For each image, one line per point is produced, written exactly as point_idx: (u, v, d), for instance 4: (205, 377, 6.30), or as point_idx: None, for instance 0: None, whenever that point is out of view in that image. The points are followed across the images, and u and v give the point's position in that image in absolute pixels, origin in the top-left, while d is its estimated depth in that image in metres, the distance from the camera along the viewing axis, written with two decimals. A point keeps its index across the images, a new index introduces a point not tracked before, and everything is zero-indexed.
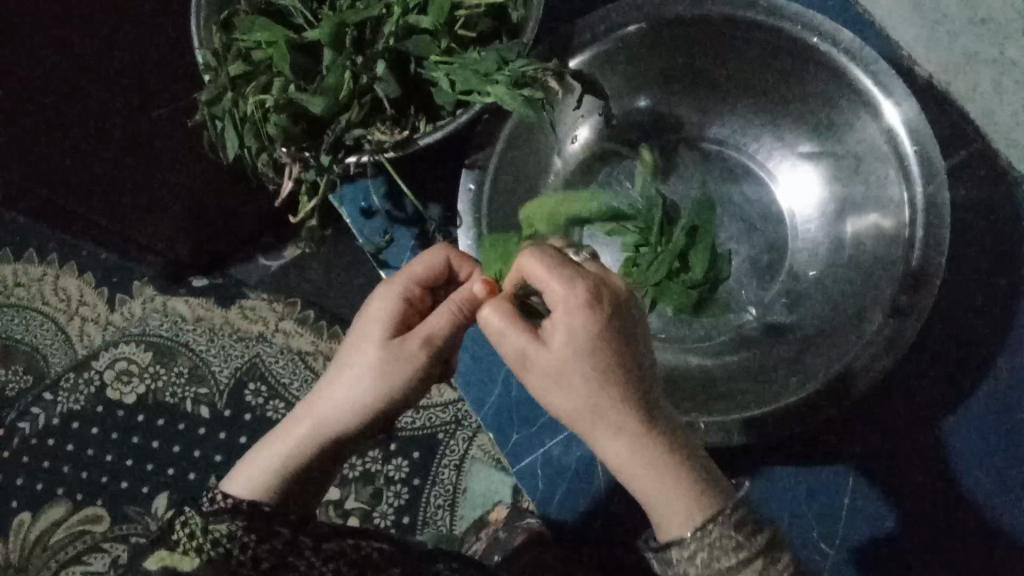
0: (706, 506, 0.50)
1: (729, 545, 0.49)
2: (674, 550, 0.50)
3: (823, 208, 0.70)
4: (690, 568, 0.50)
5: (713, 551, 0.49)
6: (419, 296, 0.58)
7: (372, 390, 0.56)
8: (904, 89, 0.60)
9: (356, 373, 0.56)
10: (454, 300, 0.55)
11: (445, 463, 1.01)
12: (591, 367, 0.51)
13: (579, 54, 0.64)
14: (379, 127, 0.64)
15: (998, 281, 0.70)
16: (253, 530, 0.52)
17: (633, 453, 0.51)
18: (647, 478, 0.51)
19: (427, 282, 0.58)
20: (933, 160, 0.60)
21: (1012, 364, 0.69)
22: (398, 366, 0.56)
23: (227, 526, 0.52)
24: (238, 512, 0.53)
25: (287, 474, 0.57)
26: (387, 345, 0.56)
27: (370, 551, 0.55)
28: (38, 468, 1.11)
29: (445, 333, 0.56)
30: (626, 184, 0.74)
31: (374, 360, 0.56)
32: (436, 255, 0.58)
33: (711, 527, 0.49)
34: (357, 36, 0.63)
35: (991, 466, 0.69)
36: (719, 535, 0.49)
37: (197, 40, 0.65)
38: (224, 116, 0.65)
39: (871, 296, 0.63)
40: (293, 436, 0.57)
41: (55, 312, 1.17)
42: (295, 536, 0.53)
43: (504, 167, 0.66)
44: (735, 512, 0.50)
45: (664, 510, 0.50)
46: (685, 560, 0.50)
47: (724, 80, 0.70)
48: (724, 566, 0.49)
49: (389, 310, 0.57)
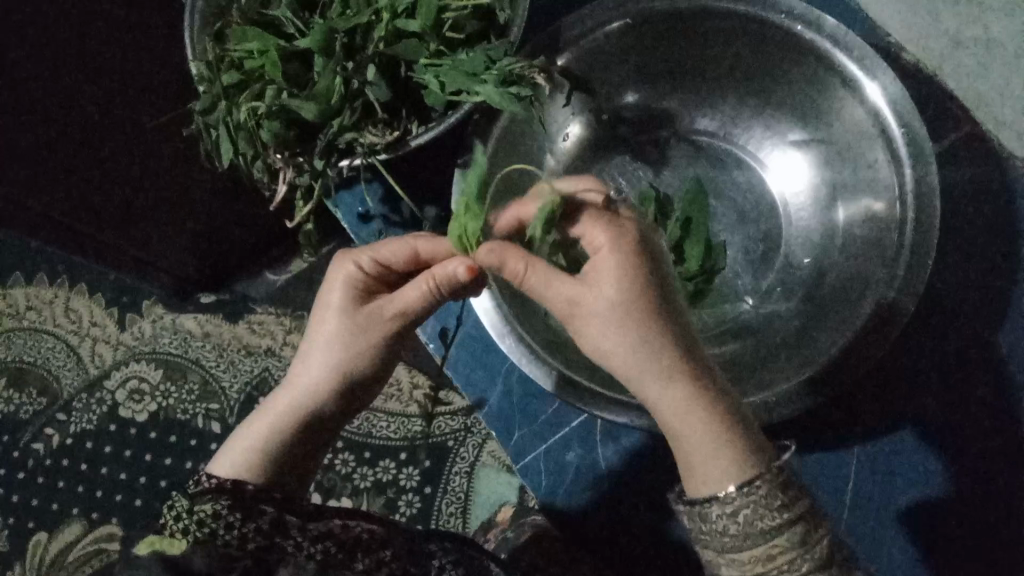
0: (759, 461, 0.51)
1: (774, 503, 0.49)
2: (716, 507, 0.50)
3: (815, 193, 0.71)
4: (731, 526, 0.50)
5: (758, 508, 0.49)
6: (376, 273, 0.60)
7: (346, 361, 0.59)
8: (889, 70, 0.61)
9: (327, 346, 0.59)
10: (433, 278, 0.56)
11: (456, 470, 1.02)
12: (640, 317, 0.51)
13: (566, 52, 0.65)
14: (371, 130, 0.64)
15: (995, 261, 0.70)
16: (238, 509, 0.54)
17: (685, 408, 0.51)
18: (700, 431, 0.51)
19: (388, 262, 0.60)
20: (921, 141, 0.60)
21: (1013, 343, 0.69)
22: (363, 333, 0.59)
23: (212, 506, 0.54)
24: (223, 492, 0.55)
25: (274, 452, 0.58)
26: (356, 318, 0.59)
27: (361, 530, 0.57)
28: (53, 489, 1.11)
29: (418, 304, 0.58)
30: (619, 180, 0.75)
31: (342, 333, 0.59)
32: (404, 244, 0.59)
33: (756, 484, 0.49)
34: (347, 42, 0.64)
35: (1004, 447, 0.67)
36: (765, 492, 0.49)
37: (191, 50, 0.66)
38: (218, 125, 0.66)
39: (869, 279, 0.63)
40: (273, 413, 0.60)
41: (68, 334, 1.19)
42: (279, 515, 0.55)
43: (498, 165, 0.67)
44: (779, 474, 0.50)
45: (712, 464, 0.51)
46: (727, 519, 0.50)
47: (712, 73, 0.71)
48: (767, 526, 0.49)
49: (350, 287, 0.59)
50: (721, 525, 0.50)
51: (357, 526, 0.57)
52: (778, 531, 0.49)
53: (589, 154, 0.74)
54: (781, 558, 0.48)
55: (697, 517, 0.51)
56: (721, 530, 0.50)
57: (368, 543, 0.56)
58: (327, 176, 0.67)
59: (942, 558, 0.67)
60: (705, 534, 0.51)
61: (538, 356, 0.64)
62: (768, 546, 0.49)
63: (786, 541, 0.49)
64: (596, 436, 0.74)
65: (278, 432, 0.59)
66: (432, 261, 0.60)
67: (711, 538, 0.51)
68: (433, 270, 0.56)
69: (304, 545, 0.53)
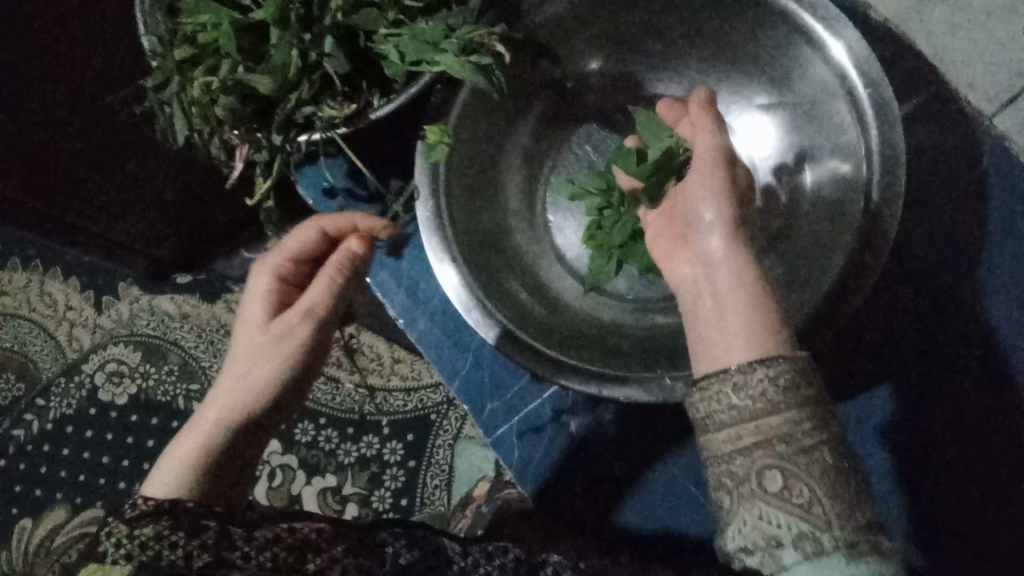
0: (770, 351, 0.50)
1: (808, 378, 0.49)
2: (758, 370, 0.49)
3: (783, 157, 0.70)
4: (769, 389, 0.49)
5: (797, 374, 0.49)
6: (291, 271, 0.62)
7: (267, 367, 0.57)
8: (852, 27, 0.59)
9: (247, 357, 0.58)
10: (335, 263, 0.60)
11: (440, 443, 1.02)
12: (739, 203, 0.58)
13: (526, 18, 0.64)
14: (329, 102, 0.63)
15: (963, 220, 0.70)
16: (181, 527, 0.47)
17: (718, 298, 0.53)
18: (731, 319, 0.52)
19: (300, 255, 0.62)
20: (887, 103, 0.58)
21: (980, 303, 0.69)
22: (288, 338, 0.58)
23: (153, 528, 0.47)
24: (162, 512, 0.48)
25: (205, 469, 0.54)
26: (271, 324, 0.60)
27: (309, 529, 0.49)
28: (35, 475, 1.08)
29: (328, 298, 0.60)
30: (585, 148, 0.74)
31: (267, 339, 0.59)
32: (310, 231, 0.62)
33: (799, 357, 0.49)
34: (304, 12, 0.62)
35: (978, 400, 0.68)
36: (804, 366, 0.50)
37: (144, 27, 0.65)
38: (171, 102, 0.64)
39: (836, 241, 0.62)
40: (200, 432, 0.55)
41: (43, 318, 1.18)
42: (224, 527, 0.48)
43: (463, 134, 0.65)
44: (803, 362, 0.50)
45: (726, 351, 0.51)
46: (768, 382, 0.49)
47: (678, 35, 0.70)
48: (800, 396, 0.49)
49: (263, 290, 0.61)
50: (761, 388, 0.49)
51: (304, 526, 0.50)
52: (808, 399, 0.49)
53: (553, 125, 0.73)
54: (808, 423, 0.48)
55: (726, 387, 0.50)
56: (761, 394, 0.49)
57: (318, 543, 0.49)
58: (286, 152, 0.65)
59: (926, 519, 0.67)
60: (728, 407, 0.50)
61: (502, 329, 0.62)
62: (793, 412, 0.49)
63: (809, 415, 0.49)
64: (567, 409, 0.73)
65: (207, 449, 0.55)
66: (337, 239, 0.63)
67: (739, 410, 0.49)
68: (334, 257, 0.60)
69: (252, 556, 0.47)
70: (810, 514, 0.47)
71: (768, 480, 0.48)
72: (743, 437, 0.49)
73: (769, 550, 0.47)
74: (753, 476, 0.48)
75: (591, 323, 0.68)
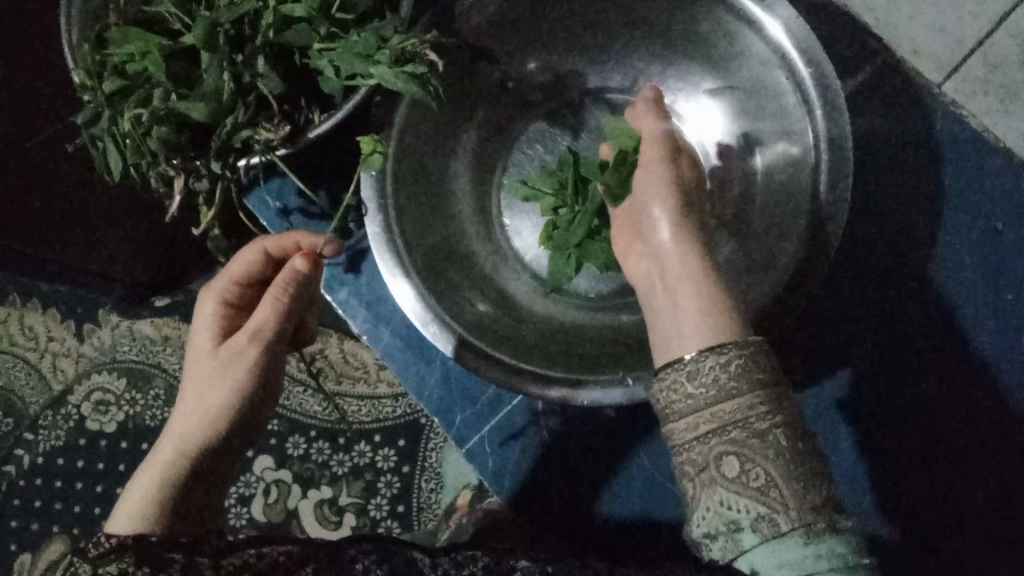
0: (725, 338, 0.49)
1: (759, 361, 0.48)
2: (709, 358, 0.48)
3: (734, 142, 0.69)
4: (721, 376, 0.48)
5: (746, 359, 0.48)
6: (236, 295, 0.62)
7: (219, 395, 0.58)
8: (789, 7, 0.58)
9: (199, 387, 0.58)
10: (278, 285, 0.59)
11: (431, 446, 1.01)
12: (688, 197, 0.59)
13: (461, 21, 0.62)
14: (265, 124, 0.61)
15: (919, 188, 0.70)
16: (146, 562, 0.45)
17: (672, 291, 0.53)
18: (686, 309, 0.52)
19: (244, 279, 0.62)
20: (830, 83, 0.57)
21: (942, 269, 0.69)
22: (238, 364, 0.59)
23: (118, 565, 0.45)
24: (127, 548, 0.46)
25: (168, 502, 0.54)
26: (219, 350, 0.60)
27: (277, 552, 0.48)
28: (31, 509, 1.08)
29: (274, 319, 0.59)
30: (536, 147, 0.73)
31: (216, 366, 0.59)
32: (252, 253, 0.61)
33: (752, 341, 0.48)
34: (234, 33, 0.60)
35: (942, 368, 0.68)
36: (755, 349, 0.48)
37: (71, 59, 0.63)
38: (104, 137, 0.62)
39: (791, 222, 0.61)
40: (160, 465, 0.55)
41: (25, 351, 1.12)
42: (191, 558, 0.46)
43: (406, 146, 0.64)
44: (758, 350, 0.48)
45: (680, 341, 0.51)
46: (719, 368, 0.48)
47: (620, 26, 0.68)
48: (752, 379, 0.47)
49: (209, 316, 0.61)
50: (713, 375, 0.48)
51: (272, 550, 0.48)
52: (763, 383, 0.48)
53: (502, 127, 0.72)
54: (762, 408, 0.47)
55: (680, 377, 0.49)
56: (715, 383, 0.48)
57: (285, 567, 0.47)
58: (225, 178, 0.64)
59: (910, 487, 0.67)
60: (687, 397, 0.49)
61: (460, 341, 0.60)
62: (747, 398, 0.47)
63: (765, 400, 0.47)
64: (537, 409, 0.72)
65: (167, 482, 0.54)
66: (281, 259, 0.63)
67: (698, 399, 0.48)
68: (278, 278, 0.59)
69: None
70: (766, 496, 0.46)
71: (725, 465, 0.47)
72: (701, 423, 0.48)
73: (731, 535, 0.46)
74: (712, 464, 0.47)
75: (553, 327, 0.67)
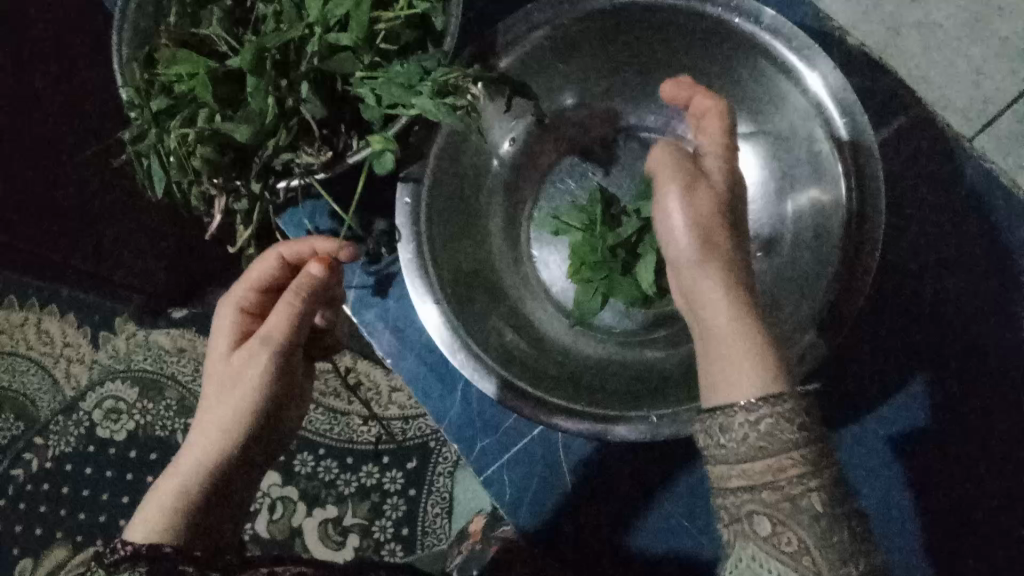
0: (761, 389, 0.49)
1: (796, 418, 0.48)
2: (740, 415, 0.48)
3: (763, 187, 0.69)
4: (751, 434, 0.48)
5: (779, 419, 0.48)
6: (252, 300, 0.62)
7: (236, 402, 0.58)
8: (829, 60, 0.59)
9: (217, 392, 0.59)
10: (293, 290, 0.58)
11: (439, 471, 1.00)
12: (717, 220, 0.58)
13: (502, 57, 0.63)
14: (307, 148, 0.63)
15: (940, 241, 0.71)
16: None
17: (713, 339, 0.54)
18: (730, 354, 0.52)
19: (261, 285, 0.62)
20: (864, 133, 0.59)
21: (962, 322, 0.70)
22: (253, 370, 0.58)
23: None
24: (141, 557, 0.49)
25: (187, 507, 0.54)
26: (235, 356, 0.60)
27: None
28: (36, 514, 1.07)
29: (288, 325, 0.59)
30: (567, 181, 0.74)
31: (234, 373, 0.59)
32: (268, 261, 0.61)
33: (784, 396, 0.48)
34: (280, 59, 0.61)
35: (958, 419, 0.69)
36: (793, 406, 0.48)
37: (120, 80, 0.65)
38: (150, 153, 0.64)
39: (819, 269, 0.62)
40: (180, 470, 0.56)
41: (42, 355, 1.13)
42: None
43: (442, 175, 0.65)
44: (801, 404, 0.48)
45: (719, 390, 0.51)
46: (749, 426, 0.48)
47: (654, 66, 0.70)
48: (786, 440, 0.47)
49: (227, 323, 0.62)
50: (742, 433, 0.48)
51: None
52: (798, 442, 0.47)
53: (534, 159, 0.74)
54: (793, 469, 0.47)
55: (715, 425, 0.50)
56: (741, 439, 0.48)
57: None
58: (264, 199, 0.65)
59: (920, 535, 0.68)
60: (721, 445, 0.49)
61: (490, 371, 0.61)
62: (784, 458, 0.47)
63: (802, 459, 0.47)
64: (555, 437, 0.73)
65: (187, 487, 0.55)
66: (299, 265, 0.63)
67: (728, 450, 0.49)
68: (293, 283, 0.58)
69: None
70: (795, 556, 0.46)
71: (758, 525, 0.47)
72: (732, 477, 0.49)
73: None
74: (744, 521, 0.48)
75: (579, 358, 0.68)
